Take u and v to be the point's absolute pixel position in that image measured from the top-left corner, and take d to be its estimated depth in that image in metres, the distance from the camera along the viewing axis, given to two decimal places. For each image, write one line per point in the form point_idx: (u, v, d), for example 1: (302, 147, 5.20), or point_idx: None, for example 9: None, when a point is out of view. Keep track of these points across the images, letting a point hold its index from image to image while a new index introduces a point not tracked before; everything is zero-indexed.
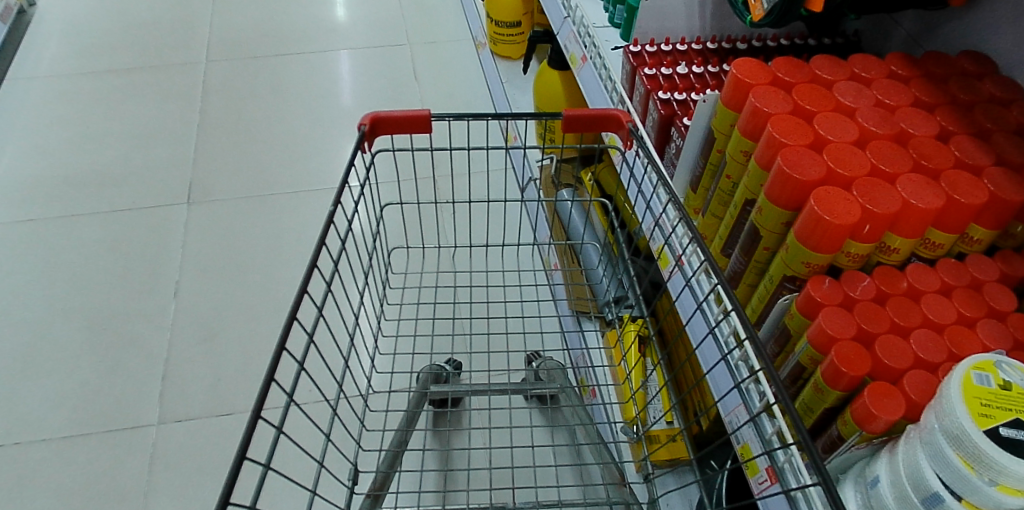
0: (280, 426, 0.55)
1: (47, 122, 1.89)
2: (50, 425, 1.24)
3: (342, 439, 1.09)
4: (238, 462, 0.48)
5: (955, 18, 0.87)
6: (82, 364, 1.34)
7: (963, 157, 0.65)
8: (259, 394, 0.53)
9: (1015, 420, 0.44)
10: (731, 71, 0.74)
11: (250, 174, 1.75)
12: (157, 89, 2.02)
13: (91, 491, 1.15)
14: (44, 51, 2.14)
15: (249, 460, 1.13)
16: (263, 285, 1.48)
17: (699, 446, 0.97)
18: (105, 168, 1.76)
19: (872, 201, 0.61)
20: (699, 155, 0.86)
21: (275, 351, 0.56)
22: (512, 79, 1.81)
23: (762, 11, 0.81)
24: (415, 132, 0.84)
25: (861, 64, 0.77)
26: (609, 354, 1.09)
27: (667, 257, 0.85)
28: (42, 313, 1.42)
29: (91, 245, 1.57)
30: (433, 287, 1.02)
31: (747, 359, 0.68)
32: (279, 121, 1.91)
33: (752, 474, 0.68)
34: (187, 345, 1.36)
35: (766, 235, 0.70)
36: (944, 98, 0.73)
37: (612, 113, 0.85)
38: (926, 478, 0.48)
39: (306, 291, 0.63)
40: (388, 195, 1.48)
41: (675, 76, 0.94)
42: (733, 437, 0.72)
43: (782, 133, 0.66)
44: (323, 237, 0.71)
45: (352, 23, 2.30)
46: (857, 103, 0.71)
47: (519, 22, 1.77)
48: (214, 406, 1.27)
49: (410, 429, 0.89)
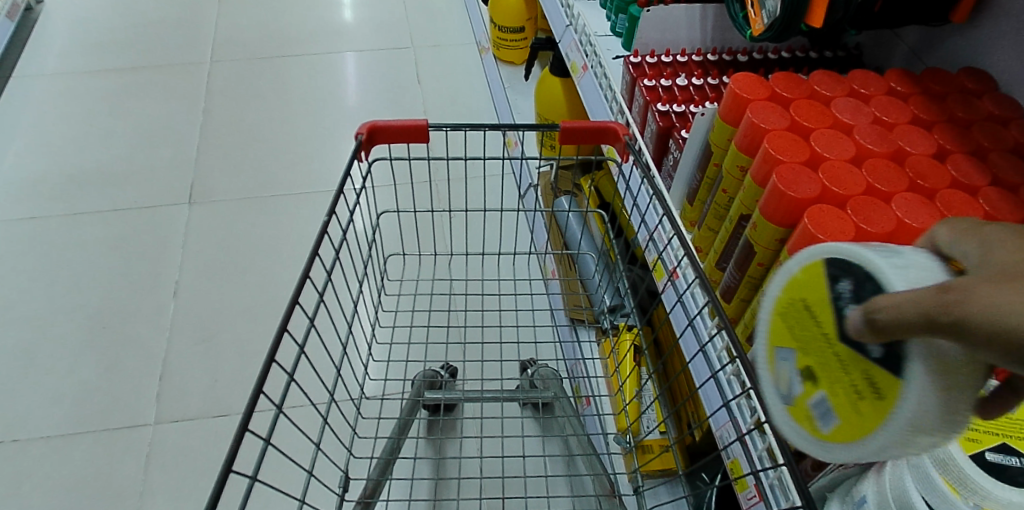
0: (268, 438, 0.57)
1: (52, 120, 1.90)
2: (48, 424, 1.25)
3: (335, 446, 1.10)
4: (222, 480, 0.51)
5: (956, 34, 0.87)
6: (81, 363, 1.34)
7: (959, 177, 0.65)
8: (247, 406, 0.55)
9: (1000, 445, 0.46)
10: (729, 85, 0.74)
11: (251, 175, 1.75)
12: (161, 89, 2.02)
13: (86, 490, 1.16)
14: (51, 49, 2.15)
15: (235, 470, 1.12)
16: (262, 287, 1.48)
17: (693, 458, 0.98)
18: (108, 167, 1.76)
19: (866, 220, 0.60)
20: (696, 168, 0.86)
21: (265, 363, 0.57)
22: (514, 84, 1.81)
23: (762, 26, 0.81)
24: (413, 141, 0.84)
25: (860, 80, 0.77)
26: (604, 364, 1.09)
27: (662, 269, 0.86)
28: (43, 310, 1.43)
29: (93, 244, 1.57)
30: (431, 294, 1.02)
31: (739, 376, 0.68)
32: (281, 123, 1.91)
33: (740, 489, 0.69)
34: (186, 346, 1.37)
35: (760, 251, 0.70)
36: (943, 115, 0.73)
37: (609, 126, 0.85)
38: (903, 488, 0.49)
39: (298, 302, 0.63)
40: (387, 200, 1.49)
41: (674, 88, 0.94)
42: (723, 452, 0.72)
43: (779, 150, 0.66)
44: (317, 245, 0.70)
45: (358, 26, 2.30)
46: (854, 120, 0.71)
47: (523, 27, 1.78)
48: (212, 407, 1.27)
49: (401, 436, 0.90)
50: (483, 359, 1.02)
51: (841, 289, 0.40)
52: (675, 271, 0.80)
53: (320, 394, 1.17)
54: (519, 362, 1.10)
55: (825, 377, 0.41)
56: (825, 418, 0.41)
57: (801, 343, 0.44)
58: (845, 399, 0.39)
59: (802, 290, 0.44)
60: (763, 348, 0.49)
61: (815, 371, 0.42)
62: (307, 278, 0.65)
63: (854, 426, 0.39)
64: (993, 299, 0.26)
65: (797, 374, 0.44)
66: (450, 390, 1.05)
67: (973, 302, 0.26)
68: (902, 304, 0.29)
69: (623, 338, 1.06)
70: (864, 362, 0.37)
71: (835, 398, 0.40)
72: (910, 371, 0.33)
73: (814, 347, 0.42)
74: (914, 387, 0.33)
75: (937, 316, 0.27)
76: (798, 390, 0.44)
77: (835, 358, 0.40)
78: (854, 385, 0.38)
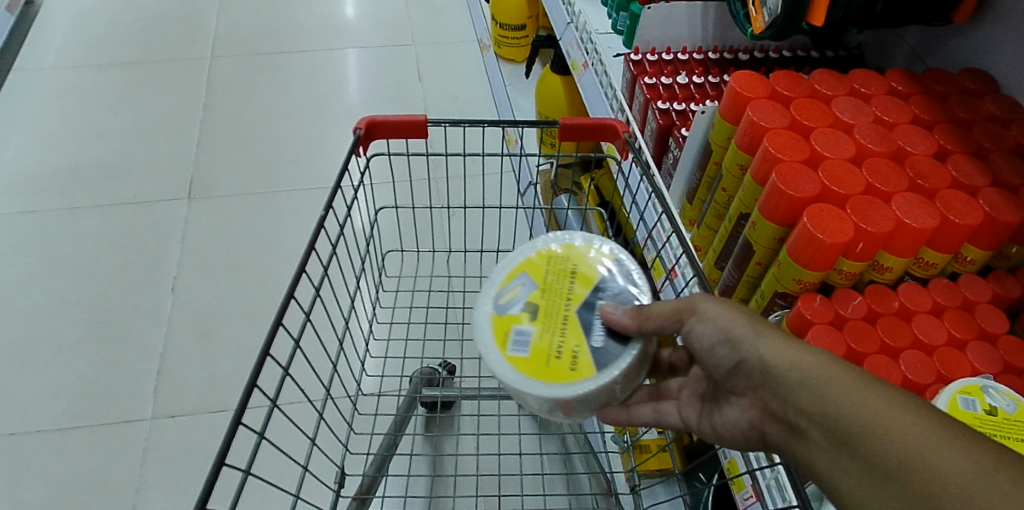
0: (263, 432, 0.57)
1: (52, 114, 1.90)
2: (44, 417, 1.24)
3: (330, 442, 1.10)
4: (215, 473, 0.51)
5: (958, 35, 0.87)
6: (79, 357, 1.34)
7: (960, 177, 0.64)
8: (241, 399, 0.55)
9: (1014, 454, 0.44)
10: (730, 83, 0.74)
11: (251, 170, 1.75)
12: (161, 83, 2.02)
13: (82, 484, 1.16)
14: (52, 42, 2.15)
15: (228, 465, 1.11)
16: (260, 283, 1.48)
17: (689, 457, 0.98)
18: (107, 161, 1.76)
19: (865, 220, 0.60)
20: (696, 166, 0.85)
21: (259, 356, 0.57)
22: (516, 82, 1.81)
23: (763, 24, 0.80)
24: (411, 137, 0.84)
25: (861, 79, 0.77)
26: None
27: (661, 268, 0.86)
28: (41, 304, 1.43)
29: (92, 238, 1.57)
30: (429, 290, 1.02)
31: None
32: (281, 120, 1.90)
33: (738, 490, 0.68)
34: (184, 341, 1.37)
35: (759, 250, 0.70)
36: (944, 116, 0.72)
37: (608, 123, 0.84)
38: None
39: (294, 295, 0.63)
40: (386, 196, 1.49)
41: (675, 87, 0.93)
42: (721, 451, 0.72)
43: (779, 148, 0.66)
44: (315, 238, 0.69)
45: (359, 22, 2.30)
46: (855, 120, 0.71)
47: (524, 25, 1.77)
48: (209, 402, 1.27)
49: (399, 433, 0.90)
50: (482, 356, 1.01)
51: (602, 292, 0.63)
52: (674, 269, 0.80)
53: (316, 391, 1.17)
54: None
55: (542, 325, 0.62)
56: (519, 343, 0.61)
57: (541, 296, 0.64)
58: (544, 345, 0.61)
59: (575, 270, 0.65)
60: (511, 266, 0.67)
61: (537, 315, 0.63)
62: (303, 272, 0.65)
63: (535, 367, 0.60)
64: (722, 310, 0.50)
65: (524, 304, 0.64)
66: (447, 387, 1.05)
67: (715, 307, 0.51)
68: (666, 303, 0.55)
69: None
70: (579, 337, 0.60)
71: (537, 341, 0.61)
72: (612, 366, 0.58)
73: (552, 304, 0.63)
74: (602, 376, 0.58)
75: (693, 309, 0.52)
76: (513, 312, 0.64)
77: (560, 322, 0.62)
78: (561, 345, 0.60)
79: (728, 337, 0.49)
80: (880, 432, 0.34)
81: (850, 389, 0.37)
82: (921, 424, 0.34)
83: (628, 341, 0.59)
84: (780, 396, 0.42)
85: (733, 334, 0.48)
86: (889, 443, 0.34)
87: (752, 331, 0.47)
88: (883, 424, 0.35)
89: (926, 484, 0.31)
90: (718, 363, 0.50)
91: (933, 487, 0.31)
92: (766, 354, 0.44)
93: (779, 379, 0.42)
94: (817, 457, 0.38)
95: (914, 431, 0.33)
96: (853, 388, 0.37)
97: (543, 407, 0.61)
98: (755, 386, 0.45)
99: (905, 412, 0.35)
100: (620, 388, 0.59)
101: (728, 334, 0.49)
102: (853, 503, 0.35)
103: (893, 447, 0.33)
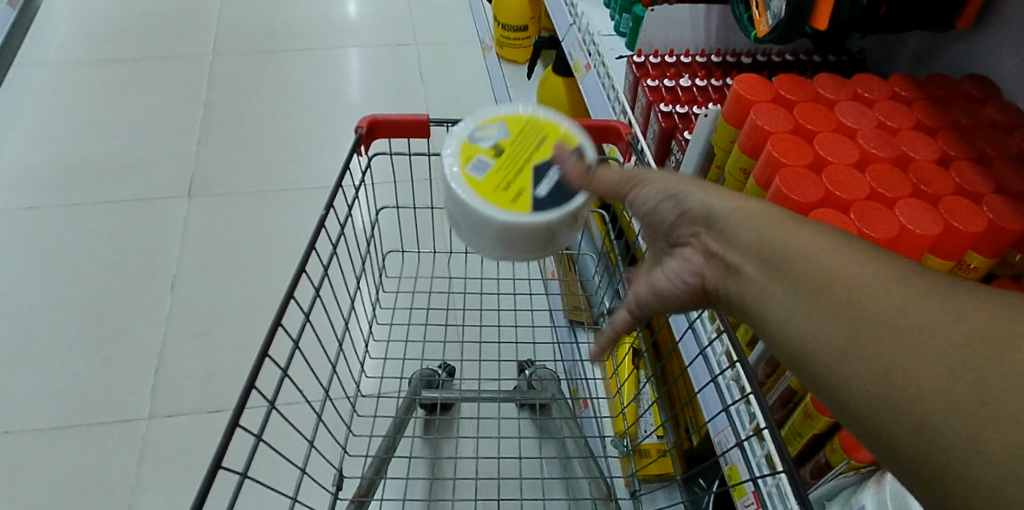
0: (261, 433, 0.56)
1: (52, 110, 1.89)
2: (41, 415, 1.24)
3: (328, 443, 1.10)
4: (212, 473, 0.51)
5: (962, 40, 0.86)
6: (76, 355, 1.33)
7: (963, 183, 0.64)
8: (237, 401, 0.54)
9: None
10: (733, 87, 0.73)
11: (252, 169, 1.74)
12: (162, 81, 2.01)
13: (78, 484, 1.15)
14: (52, 39, 2.14)
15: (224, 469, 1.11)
16: (260, 282, 1.47)
17: (689, 462, 0.99)
18: (107, 159, 1.76)
19: (869, 225, 0.60)
20: (699, 170, 0.85)
21: (258, 356, 0.57)
22: (517, 83, 1.80)
23: (767, 27, 0.80)
24: (412, 136, 0.83)
25: (864, 84, 0.77)
26: (603, 366, 1.10)
27: None
28: (39, 302, 1.42)
29: (91, 235, 1.56)
30: (429, 290, 1.02)
31: (738, 380, 0.68)
32: (282, 118, 1.90)
33: (739, 496, 0.68)
34: (182, 340, 1.36)
35: None
36: (946, 121, 0.72)
37: (611, 125, 0.84)
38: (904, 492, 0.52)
39: (293, 295, 0.62)
40: (384, 197, 1.49)
41: (677, 89, 0.93)
42: (722, 458, 0.72)
43: (783, 152, 0.65)
44: (316, 237, 0.69)
45: (361, 21, 2.29)
46: (858, 124, 0.70)
47: (526, 26, 1.77)
48: (207, 402, 1.26)
49: (397, 436, 0.89)
50: (481, 358, 1.01)
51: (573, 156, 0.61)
52: None
53: (314, 392, 1.16)
54: (517, 362, 1.10)
55: (504, 160, 0.60)
56: (477, 166, 0.60)
57: (515, 138, 0.62)
58: (497, 178, 0.60)
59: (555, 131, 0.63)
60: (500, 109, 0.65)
61: (504, 153, 0.61)
62: (302, 272, 0.64)
63: (482, 190, 0.59)
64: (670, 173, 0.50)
65: (496, 141, 0.62)
66: (447, 389, 1.05)
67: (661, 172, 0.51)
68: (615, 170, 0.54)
69: (622, 339, 1.07)
70: (530, 182, 0.59)
71: (494, 172, 0.60)
72: (546, 210, 0.58)
73: (521, 148, 0.61)
74: (535, 216, 0.57)
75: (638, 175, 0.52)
76: (483, 143, 0.62)
77: (523, 163, 0.60)
78: (512, 182, 0.59)
79: (679, 202, 0.48)
80: (857, 279, 0.35)
81: (821, 243, 0.38)
82: (899, 279, 0.34)
83: (573, 192, 0.58)
84: (727, 240, 0.42)
85: (681, 193, 0.48)
86: (864, 288, 0.34)
87: (700, 190, 0.47)
88: (840, 263, 0.36)
89: (866, 300, 0.33)
90: (661, 222, 0.50)
91: (872, 303, 0.33)
92: (721, 209, 0.44)
93: (741, 232, 0.42)
94: (762, 289, 0.39)
95: (858, 263, 0.36)
96: (820, 240, 0.38)
97: (473, 229, 0.60)
98: (699, 236, 0.46)
99: (878, 264, 0.35)
100: (540, 236, 0.59)
101: (677, 197, 0.48)
102: (794, 322, 0.36)
103: (845, 279, 0.35)
